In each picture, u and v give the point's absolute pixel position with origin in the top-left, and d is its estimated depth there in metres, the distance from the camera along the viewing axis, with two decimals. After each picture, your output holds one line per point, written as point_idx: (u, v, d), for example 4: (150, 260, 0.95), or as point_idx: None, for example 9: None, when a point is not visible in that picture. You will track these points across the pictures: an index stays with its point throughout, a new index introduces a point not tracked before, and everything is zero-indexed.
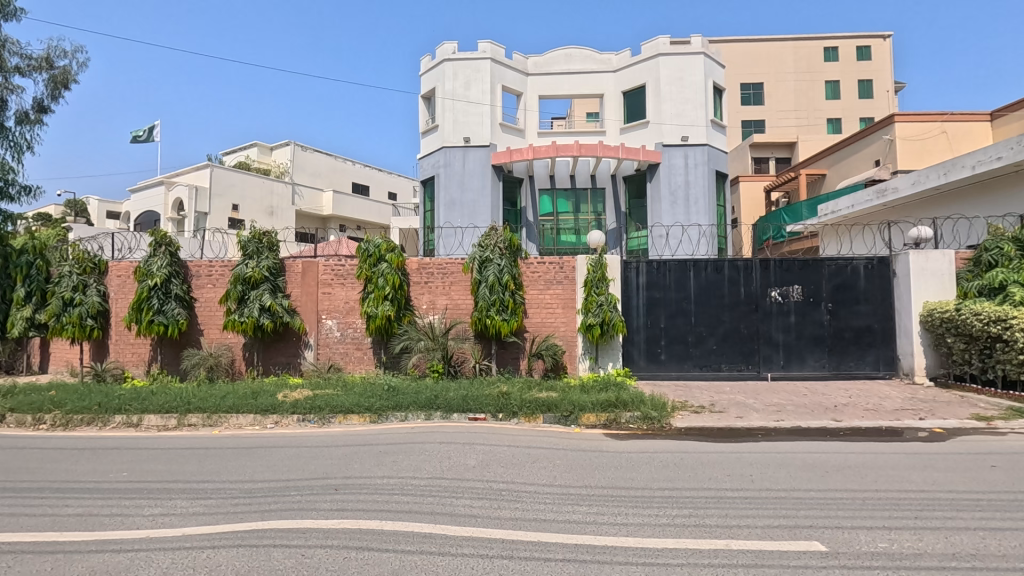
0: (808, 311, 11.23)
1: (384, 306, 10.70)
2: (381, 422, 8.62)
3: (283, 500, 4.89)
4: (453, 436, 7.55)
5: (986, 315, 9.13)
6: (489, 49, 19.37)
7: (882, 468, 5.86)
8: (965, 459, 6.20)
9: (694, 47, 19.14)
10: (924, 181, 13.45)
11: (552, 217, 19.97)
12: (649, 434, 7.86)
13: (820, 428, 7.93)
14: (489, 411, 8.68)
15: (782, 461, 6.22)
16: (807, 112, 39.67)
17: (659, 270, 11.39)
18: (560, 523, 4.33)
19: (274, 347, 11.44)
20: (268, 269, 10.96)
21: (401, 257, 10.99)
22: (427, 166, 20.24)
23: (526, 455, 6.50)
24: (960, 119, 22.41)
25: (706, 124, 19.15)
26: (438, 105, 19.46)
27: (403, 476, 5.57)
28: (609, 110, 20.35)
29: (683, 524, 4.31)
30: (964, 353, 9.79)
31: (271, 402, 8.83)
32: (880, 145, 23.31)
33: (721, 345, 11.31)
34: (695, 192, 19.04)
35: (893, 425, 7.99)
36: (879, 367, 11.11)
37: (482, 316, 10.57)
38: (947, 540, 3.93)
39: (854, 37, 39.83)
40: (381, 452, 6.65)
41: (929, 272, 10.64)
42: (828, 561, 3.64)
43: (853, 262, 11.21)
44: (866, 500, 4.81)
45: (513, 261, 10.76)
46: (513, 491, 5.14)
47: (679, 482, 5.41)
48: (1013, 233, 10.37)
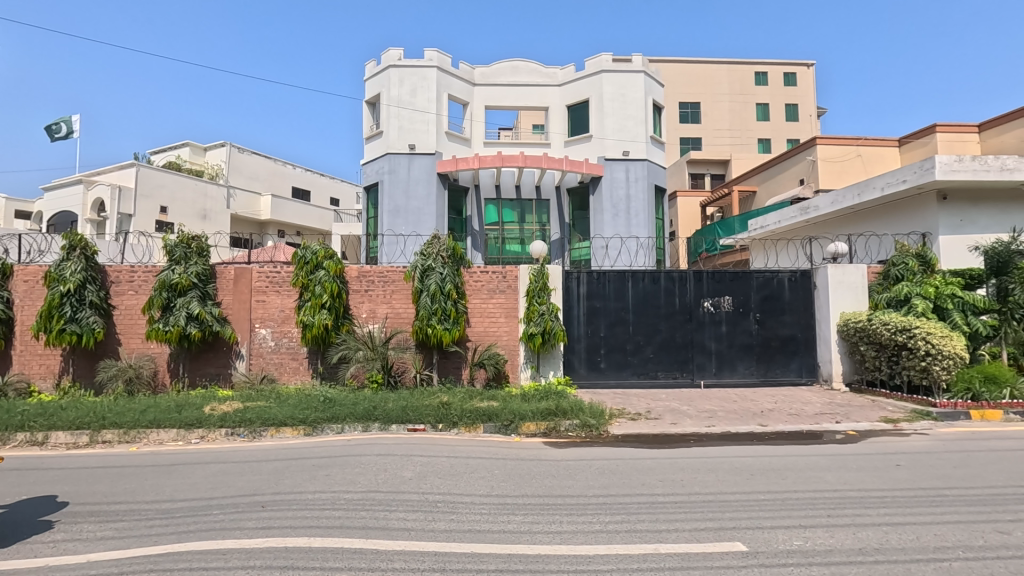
0: (738, 321, 11.79)
1: (322, 315, 10.41)
2: (317, 434, 8.37)
3: (204, 520, 4.63)
4: (390, 447, 7.43)
5: (893, 324, 9.90)
6: (435, 58, 19.33)
7: (801, 469, 6.22)
8: (873, 459, 6.69)
9: (635, 66, 19.84)
10: (842, 200, 14.52)
11: (497, 226, 20.07)
12: (587, 442, 7.99)
13: (747, 434, 8.33)
14: (429, 422, 8.58)
15: (711, 466, 6.48)
16: (740, 132, 41.87)
17: (599, 280, 11.65)
18: (495, 534, 4.32)
19: (202, 357, 10.86)
20: (196, 275, 10.41)
21: (340, 265, 10.75)
22: (370, 172, 19.87)
23: (465, 465, 6.47)
24: (873, 143, 24.39)
25: (646, 140, 19.86)
26: (383, 111, 19.21)
27: (336, 490, 5.40)
28: (553, 124, 20.74)
29: (616, 529, 4.41)
30: (874, 360, 10.54)
31: (197, 415, 8.36)
32: (803, 165, 24.89)
33: (658, 354, 11.68)
34: (636, 206, 19.67)
35: (813, 429, 8.50)
36: (802, 374, 11.77)
37: (423, 325, 10.46)
38: (855, 536, 4.21)
39: (782, 64, 42.51)
40: (313, 466, 6.43)
41: (846, 284, 11.44)
42: (748, 560, 3.81)
43: (778, 274, 11.88)
44: (784, 500, 5.10)
45: (455, 270, 10.72)
46: (449, 502, 5.09)
47: (614, 489, 5.53)
48: (916, 250, 11.36)
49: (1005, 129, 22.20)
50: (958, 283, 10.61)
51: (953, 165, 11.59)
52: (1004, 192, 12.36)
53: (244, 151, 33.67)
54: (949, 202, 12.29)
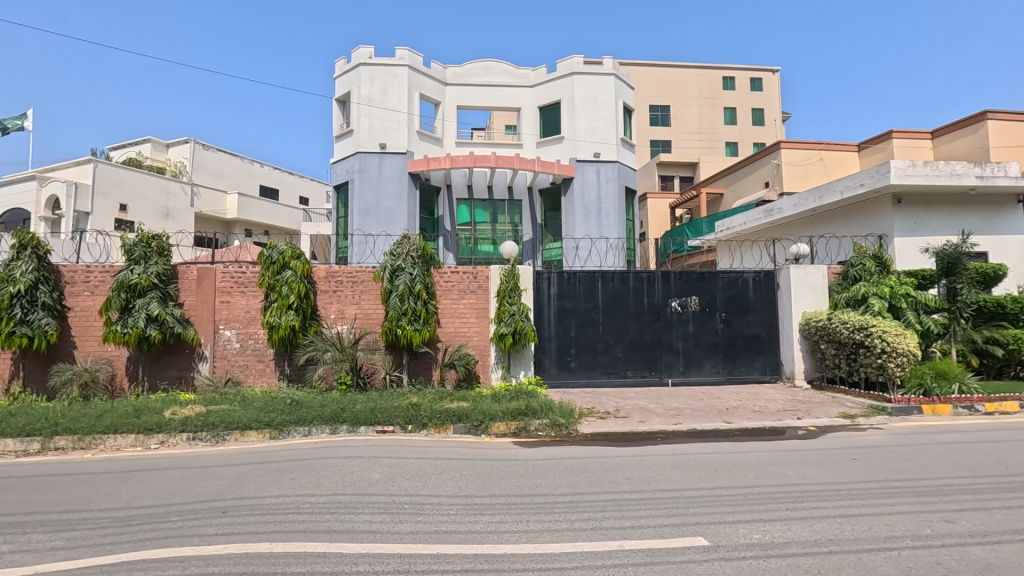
0: (704, 320, 12.03)
1: (288, 316, 10.22)
2: (283, 438, 8.22)
3: (161, 527, 4.49)
4: (358, 449, 7.34)
5: (852, 323, 10.25)
6: (407, 57, 19.20)
7: (763, 465, 6.39)
8: (832, 453, 6.91)
9: (606, 69, 20.07)
10: (804, 203, 14.98)
11: (469, 227, 20.01)
12: (556, 441, 8.06)
13: (714, 430, 8.51)
14: (398, 423, 8.52)
15: (677, 463, 6.60)
16: (709, 135, 42.68)
17: (570, 281, 11.74)
18: (462, 534, 4.32)
19: (164, 360, 10.55)
20: (156, 275, 10.08)
21: (307, 265, 10.57)
22: (340, 171, 19.59)
23: (433, 467, 6.43)
24: (834, 148, 25.21)
25: (617, 142, 20.10)
26: (354, 110, 18.96)
27: (300, 494, 5.31)
28: (525, 125, 20.80)
29: (582, 527, 4.45)
30: (834, 358, 10.90)
31: (156, 420, 8.10)
32: (768, 168, 25.54)
33: (628, 353, 11.83)
34: (607, 207, 19.88)
35: (776, 425, 8.74)
36: (766, 372, 12.08)
37: (393, 326, 10.34)
38: (811, 528, 4.35)
39: (748, 70, 43.54)
40: (278, 469, 6.33)
41: (807, 284, 11.79)
42: (710, 554, 3.89)
43: (743, 275, 12.17)
44: (746, 495, 5.23)
45: (425, 270, 10.64)
46: (417, 504, 5.06)
47: (581, 487, 5.59)
48: (873, 251, 11.78)
49: (955, 136, 23.29)
50: (911, 283, 11.04)
51: (907, 170, 12.08)
52: (954, 196, 12.93)
53: (208, 148, 32.80)
54: (904, 206, 12.77)
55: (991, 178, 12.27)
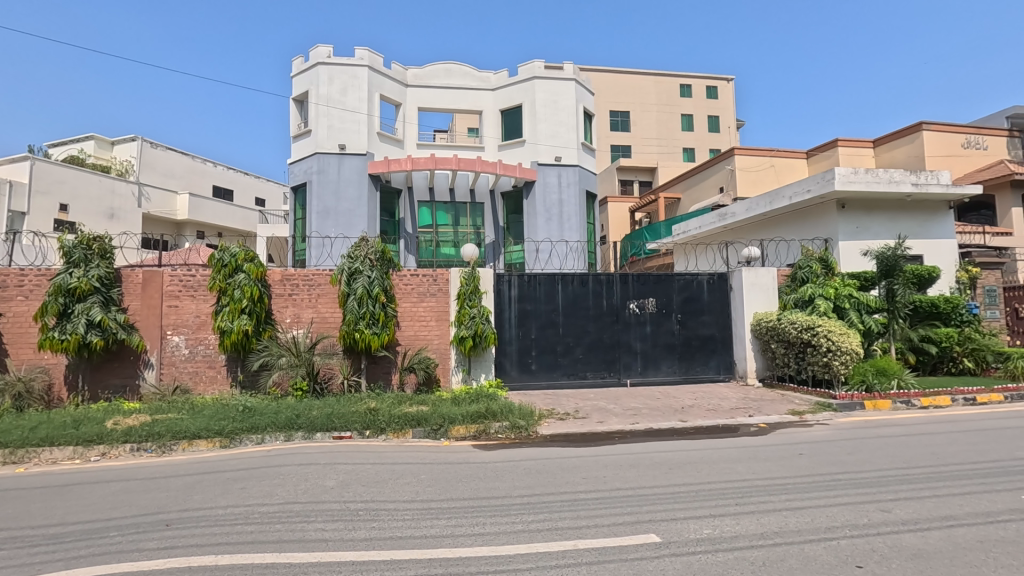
0: (661, 322, 12.29)
1: (241, 320, 9.87)
2: (234, 447, 7.96)
3: (98, 543, 4.28)
4: (314, 456, 7.18)
5: (799, 323, 10.69)
6: (366, 57, 18.95)
7: (716, 462, 6.57)
8: (780, 449, 7.17)
9: (567, 74, 20.33)
10: (756, 208, 15.53)
11: (431, 229, 19.87)
12: (516, 443, 8.10)
13: (670, 429, 8.70)
14: (356, 429, 8.38)
15: (634, 462, 6.72)
16: (667, 141, 43.68)
17: (530, 283, 11.81)
18: (417, 539, 4.28)
19: (105, 368, 10.06)
20: (98, 279, 9.59)
21: (261, 268, 10.25)
22: (298, 172, 19.15)
23: (391, 472, 6.35)
24: (784, 155, 26.20)
25: (577, 147, 20.35)
26: (312, 110, 18.58)
27: (250, 504, 5.14)
28: (487, 127, 20.82)
29: (538, 528, 4.48)
30: (783, 357, 11.33)
31: (97, 430, 7.73)
32: (723, 174, 26.31)
33: (587, 354, 11.97)
34: (568, 210, 20.10)
35: (729, 423, 9.00)
36: (720, 371, 12.43)
37: (350, 330, 10.14)
38: (758, 521, 4.50)
39: (704, 78, 44.91)
40: (228, 479, 6.11)
41: (758, 286, 12.22)
42: (661, 551, 3.98)
43: (698, 277, 12.50)
44: (698, 491, 5.37)
45: (384, 273, 10.46)
46: (372, 510, 4.99)
47: (539, 489, 5.61)
48: (820, 254, 12.29)
49: (894, 145, 24.60)
50: (854, 285, 11.58)
51: (849, 177, 12.71)
52: (892, 202, 13.63)
53: (157, 146, 31.50)
54: (847, 210, 13.38)
55: (925, 185, 13.03)
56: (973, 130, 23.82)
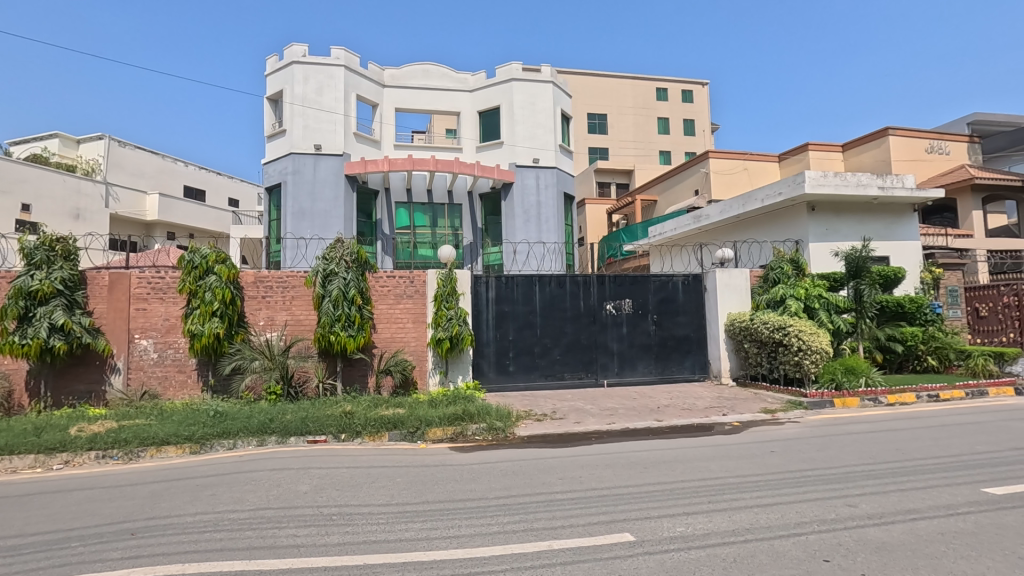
0: (638, 322, 12.41)
1: (212, 323, 9.66)
2: (204, 452, 7.78)
3: (59, 554, 4.14)
4: (287, 461, 7.07)
5: (771, 323, 10.91)
6: (343, 56, 18.76)
7: (690, 460, 6.65)
8: (753, 446, 7.31)
9: (544, 76, 20.42)
10: (729, 210, 15.80)
11: (408, 231, 19.70)
12: (494, 444, 8.08)
13: (645, 429, 8.78)
14: (331, 432, 8.29)
15: (610, 461, 6.78)
16: (644, 144, 44.18)
17: (507, 285, 11.81)
18: (391, 543, 4.24)
19: (70, 373, 9.75)
20: (61, 281, 9.28)
21: (233, 269, 10.03)
22: (272, 172, 18.85)
23: (366, 475, 6.28)
24: (757, 158, 26.72)
25: (555, 149, 20.44)
26: (287, 109, 18.30)
27: (220, 511, 5.03)
28: (465, 129, 20.78)
29: (514, 530, 4.48)
30: (756, 356, 11.54)
31: (61, 437, 7.48)
32: (698, 177, 26.70)
33: (565, 355, 12.03)
34: (546, 212, 20.17)
35: (703, 422, 9.13)
36: (695, 371, 12.61)
37: (325, 332, 10.00)
38: (730, 518, 4.57)
39: (679, 82, 45.58)
40: (197, 486, 5.96)
41: (732, 287, 12.43)
42: (634, 549, 4.01)
43: (673, 278, 12.66)
44: (672, 489, 5.44)
45: (360, 275, 10.35)
46: (346, 514, 4.92)
47: (515, 490, 5.62)
48: (791, 255, 12.56)
49: (862, 149, 25.29)
50: (824, 285, 11.86)
51: (819, 180, 13.04)
52: (860, 205, 14.00)
53: (126, 145, 30.69)
54: (817, 213, 13.69)
55: (890, 189, 13.43)
56: (936, 135, 24.63)
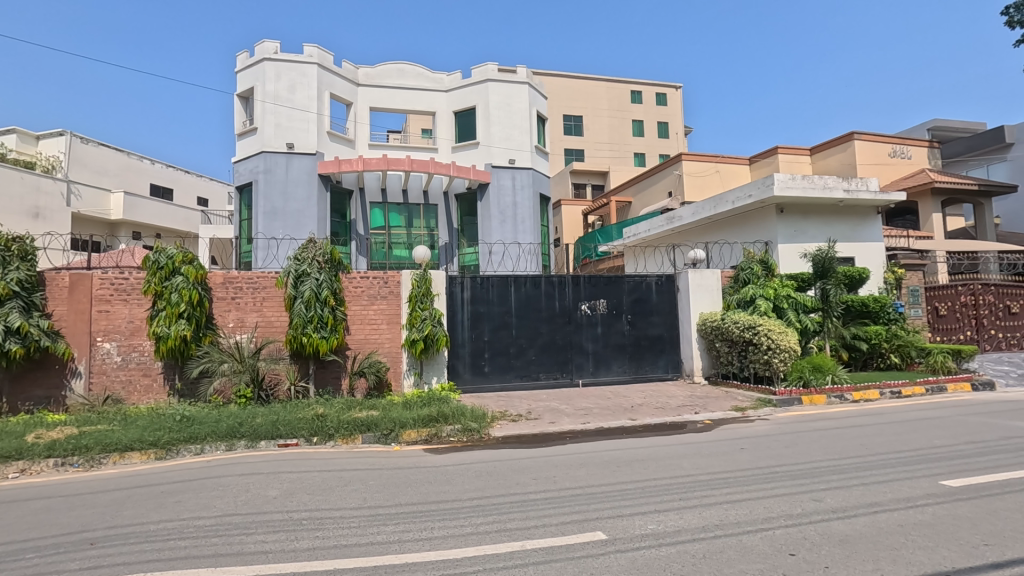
0: (612, 322, 12.52)
1: (179, 325, 9.41)
2: (170, 458, 7.56)
3: (12, 567, 3.98)
4: (256, 465, 6.92)
5: (741, 322, 11.14)
6: (316, 54, 18.49)
7: (662, 458, 6.74)
8: (723, 444, 7.44)
9: (520, 77, 20.47)
10: (701, 211, 16.05)
11: (383, 231, 19.56)
12: (469, 446, 8.05)
13: (619, 428, 8.87)
14: (303, 436, 8.13)
15: (583, 461, 6.83)
16: (619, 146, 44.62)
17: (483, 285, 11.79)
18: (362, 547, 4.19)
19: (27, 377, 9.39)
20: (18, 282, 8.92)
21: (200, 270, 9.78)
22: (242, 171, 18.46)
23: (338, 479, 6.20)
24: (729, 161, 27.23)
25: (531, 150, 20.49)
26: (258, 107, 17.95)
27: (185, 518, 4.90)
28: (441, 129, 20.68)
29: (486, 530, 4.47)
30: (727, 355, 11.76)
31: (17, 444, 7.20)
32: (671, 179, 27.08)
33: (540, 355, 12.06)
34: (522, 213, 20.19)
35: (676, 420, 9.26)
36: (668, 370, 12.77)
37: (297, 334, 9.83)
38: (700, 515, 4.64)
39: (654, 85, 46.18)
40: (161, 493, 5.80)
41: (703, 287, 12.65)
42: (606, 548, 4.05)
43: (646, 279, 12.81)
44: (644, 487, 5.50)
45: (333, 275, 10.20)
46: (316, 518, 4.85)
47: (489, 491, 5.61)
48: (760, 256, 12.81)
49: (829, 153, 25.97)
50: (792, 286, 12.14)
51: (787, 183, 13.35)
52: (826, 207, 14.38)
53: (88, 142, 29.71)
54: (786, 215, 14.02)
55: (855, 192, 13.81)
56: (898, 140, 25.46)
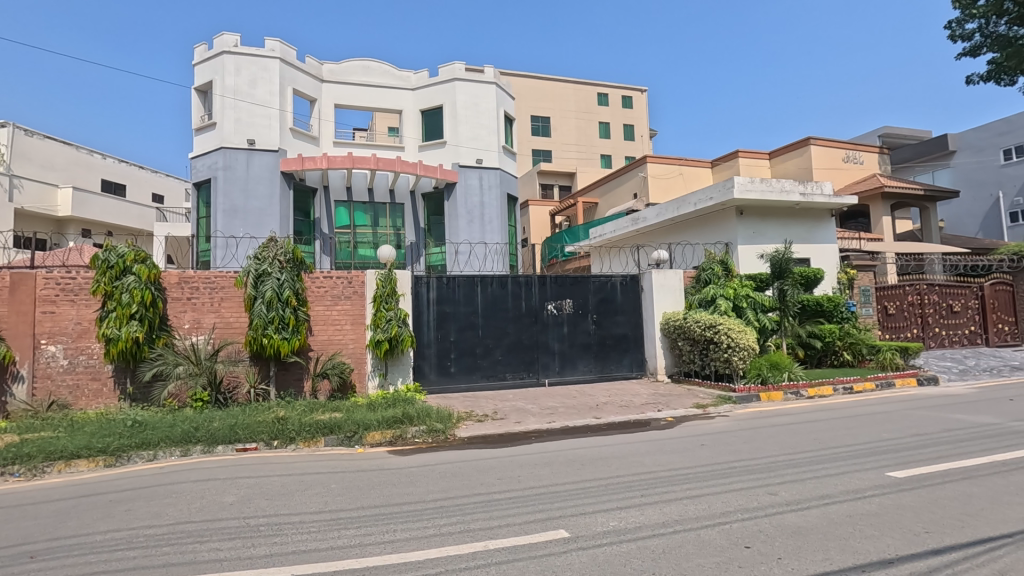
0: (578, 322, 12.63)
1: (130, 327, 9.03)
2: (121, 465, 7.26)
3: None
4: (213, 471, 6.71)
5: (702, 321, 11.42)
6: (278, 49, 18.04)
7: (625, 456, 6.83)
8: (685, 440, 7.61)
9: (487, 77, 20.45)
10: (665, 213, 16.35)
11: (348, 230, 19.21)
12: (434, 447, 7.99)
13: (584, 426, 8.96)
14: (262, 439, 7.93)
15: (548, 459, 6.87)
16: (586, 147, 45.08)
17: (449, 285, 11.72)
18: (322, 551, 4.10)
19: None
20: None
21: (153, 270, 9.41)
22: (200, 167, 17.88)
23: (299, 483, 6.06)
24: (692, 164, 27.84)
25: (498, 150, 20.50)
26: (217, 101, 17.41)
27: (135, 527, 4.71)
28: (407, 127, 20.46)
29: (449, 531, 4.45)
30: (689, 353, 12.03)
31: None
32: (637, 180, 27.50)
33: (506, 355, 12.07)
34: (489, 212, 20.18)
35: (639, 418, 9.41)
36: (633, 369, 12.97)
37: (257, 335, 9.57)
38: (661, 511, 4.73)
39: (620, 88, 46.85)
40: (109, 502, 5.55)
41: (666, 287, 12.90)
42: (568, 545, 4.08)
43: (612, 279, 12.97)
44: (606, 485, 5.57)
45: (295, 275, 9.96)
46: (275, 524, 4.72)
47: (453, 491, 5.58)
48: (721, 257, 13.14)
49: (787, 157, 26.82)
50: (750, 286, 12.50)
51: (746, 186, 13.74)
52: (784, 209, 14.84)
53: (33, 134, 28.22)
54: (745, 217, 14.42)
55: (811, 196, 14.31)
56: (851, 146, 26.50)
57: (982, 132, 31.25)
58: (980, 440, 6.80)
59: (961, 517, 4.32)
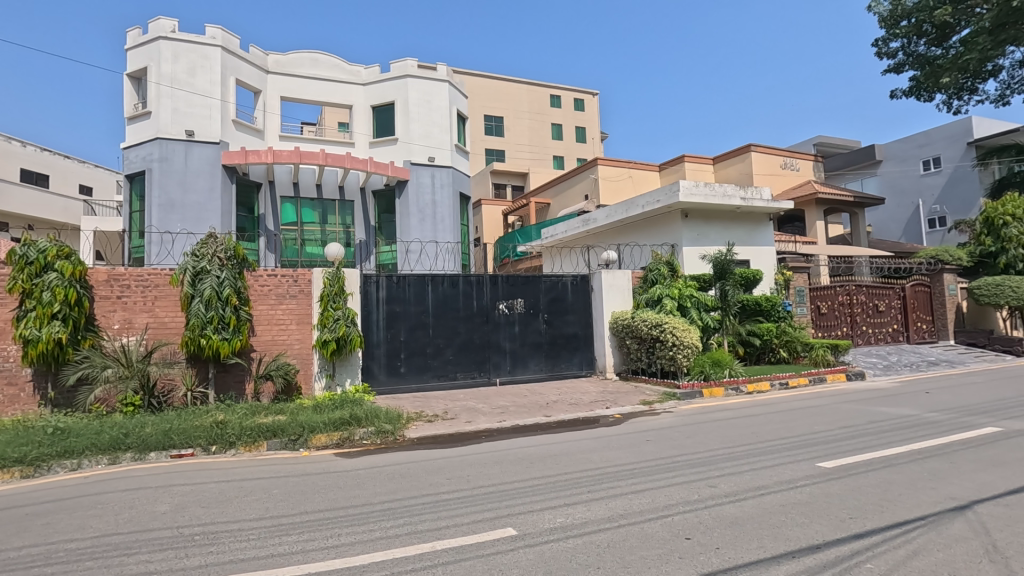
0: (529, 321, 12.71)
1: (52, 327, 8.41)
2: (40, 476, 6.76)
3: None
4: (144, 479, 6.35)
5: (649, 320, 11.73)
6: (219, 36, 17.25)
7: (574, 453, 6.94)
8: (631, 436, 7.80)
9: (440, 75, 20.28)
10: (615, 214, 16.67)
11: (295, 227, 18.61)
12: (383, 448, 7.87)
13: (533, 424, 9.03)
14: (200, 445, 7.59)
15: (498, 458, 6.89)
16: (538, 148, 45.42)
17: (399, 284, 11.56)
18: (261, 559, 3.96)
19: None
20: None
21: (80, 266, 8.82)
22: (133, 158, 16.88)
23: (239, 489, 5.83)
24: (641, 167, 28.54)
25: (451, 148, 20.37)
26: (152, 89, 16.50)
27: (53, 542, 4.40)
28: (357, 123, 20.00)
29: (396, 534, 4.38)
30: (637, 351, 12.35)
31: None
32: (588, 182, 27.95)
33: (457, 355, 12.01)
34: (441, 211, 20.03)
35: (588, 415, 9.58)
36: (582, 367, 13.18)
37: (194, 336, 9.11)
38: (606, 506, 4.83)
39: (572, 91, 47.53)
40: (26, 515, 5.15)
41: (615, 287, 13.18)
42: (515, 543, 4.11)
43: (562, 279, 13.14)
44: (555, 482, 5.64)
45: (236, 273, 9.56)
46: (211, 533, 4.52)
47: (401, 493, 5.51)
48: (667, 258, 13.53)
49: (730, 163, 27.90)
50: (694, 286, 12.93)
51: (691, 189, 14.23)
52: (726, 213, 15.44)
53: None
54: (690, 219, 14.91)
55: (751, 200, 14.96)
56: (789, 153, 27.86)
57: (904, 143, 33.57)
58: (900, 430, 7.31)
59: (880, 502, 4.63)
